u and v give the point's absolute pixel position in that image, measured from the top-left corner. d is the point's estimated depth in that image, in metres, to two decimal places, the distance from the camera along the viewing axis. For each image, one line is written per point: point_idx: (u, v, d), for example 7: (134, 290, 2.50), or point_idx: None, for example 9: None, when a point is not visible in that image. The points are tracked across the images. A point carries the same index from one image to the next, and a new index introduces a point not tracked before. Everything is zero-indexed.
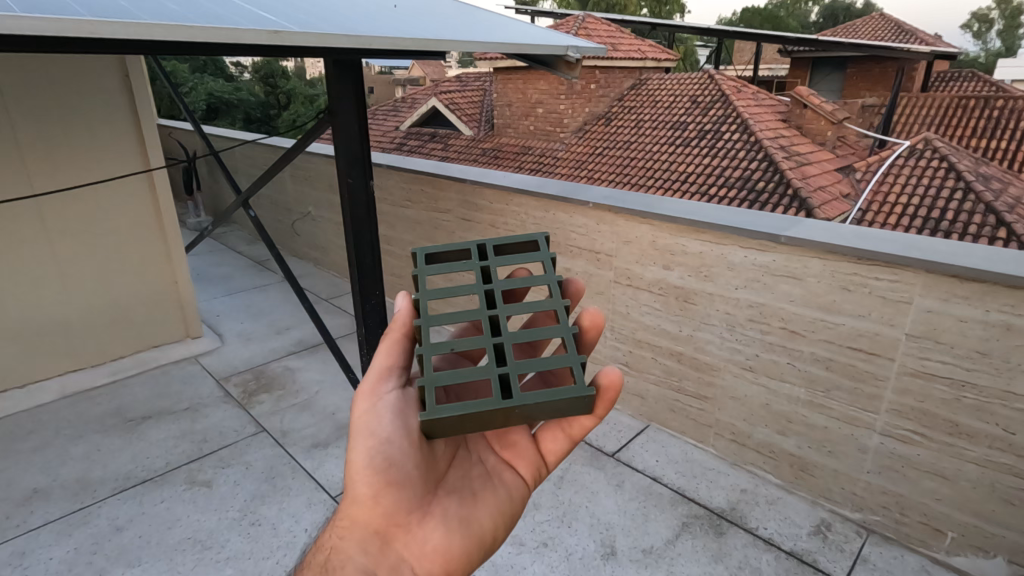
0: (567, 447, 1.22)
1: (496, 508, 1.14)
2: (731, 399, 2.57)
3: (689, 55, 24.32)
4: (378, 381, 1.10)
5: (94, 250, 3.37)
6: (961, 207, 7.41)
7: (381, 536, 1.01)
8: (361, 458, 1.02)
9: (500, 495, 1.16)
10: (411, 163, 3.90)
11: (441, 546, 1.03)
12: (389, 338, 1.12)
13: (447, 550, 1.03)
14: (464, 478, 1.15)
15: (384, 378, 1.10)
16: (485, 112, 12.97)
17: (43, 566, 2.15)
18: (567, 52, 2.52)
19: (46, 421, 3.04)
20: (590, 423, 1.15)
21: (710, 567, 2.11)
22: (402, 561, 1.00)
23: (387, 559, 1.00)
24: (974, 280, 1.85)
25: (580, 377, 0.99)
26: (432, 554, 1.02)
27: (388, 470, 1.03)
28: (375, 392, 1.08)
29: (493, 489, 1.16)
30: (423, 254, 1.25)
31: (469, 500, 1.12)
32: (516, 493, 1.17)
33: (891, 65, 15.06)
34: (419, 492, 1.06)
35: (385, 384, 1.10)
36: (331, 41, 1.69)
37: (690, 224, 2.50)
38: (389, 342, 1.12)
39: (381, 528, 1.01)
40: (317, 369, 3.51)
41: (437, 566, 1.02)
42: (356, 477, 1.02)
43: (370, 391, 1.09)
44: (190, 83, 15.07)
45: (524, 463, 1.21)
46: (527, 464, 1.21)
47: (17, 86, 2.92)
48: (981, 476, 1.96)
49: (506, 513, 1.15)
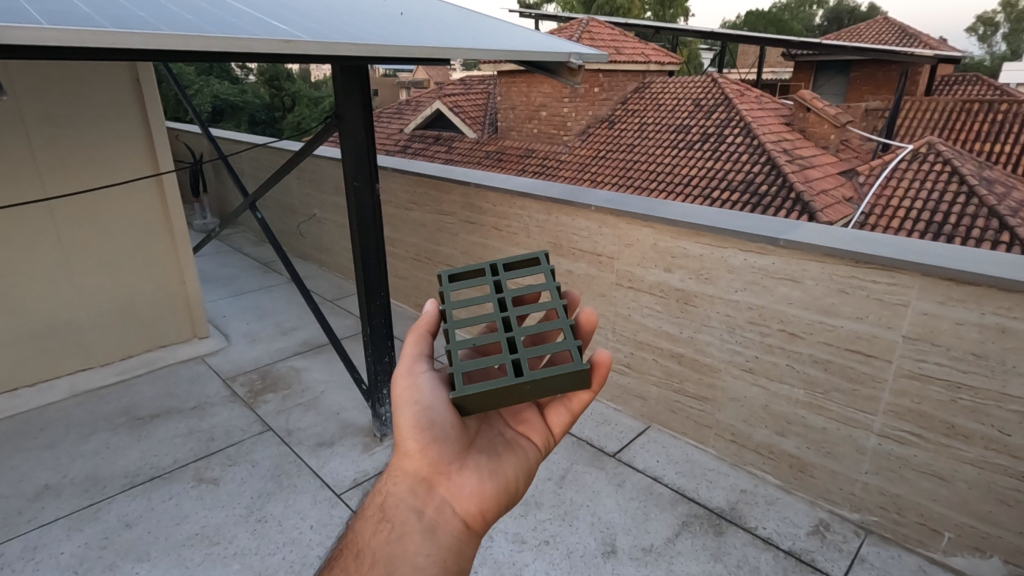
0: (571, 420, 1.24)
1: (522, 464, 1.15)
2: (731, 400, 2.60)
3: (693, 58, 24.37)
4: (414, 363, 1.15)
5: (103, 252, 3.42)
6: (964, 210, 7.42)
7: (426, 483, 1.04)
8: (406, 419, 1.08)
9: (526, 453, 1.18)
10: (416, 166, 3.95)
11: (477, 490, 1.05)
12: (412, 335, 1.18)
13: (482, 493, 1.05)
14: (491, 440, 1.18)
15: (418, 359, 1.16)
16: (489, 116, 13.10)
17: (54, 560, 2.19)
18: (569, 58, 2.57)
19: (56, 419, 3.09)
20: (587, 396, 1.19)
21: (709, 566, 2.14)
22: (445, 503, 1.02)
23: (433, 500, 1.02)
24: (969, 283, 1.88)
25: (579, 359, 1.10)
26: (471, 496, 1.04)
27: (432, 427, 1.07)
28: (412, 370, 1.14)
29: (521, 448, 1.18)
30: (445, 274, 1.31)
31: (497, 456, 1.14)
32: (537, 455, 1.19)
33: (895, 69, 15.07)
34: (457, 445, 1.09)
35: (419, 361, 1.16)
36: (340, 49, 1.74)
37: (691, 228, 2.54)
38: (413, 336, 1.17)
39: (427, 476, 1.04)
40: (322, 369, 3.56)
41: (474, 507, 1.04)
42: (402, 433, 1.07)
43: (405, 368, 1.14)
44: (196, 87, 15.20)
45: (537, 434, 1.22)
46: (539, 435, 1.22)
47: (30, 90, 2.98)
48: (977, 476, 1.99)
49: (532, 470, 1.16)
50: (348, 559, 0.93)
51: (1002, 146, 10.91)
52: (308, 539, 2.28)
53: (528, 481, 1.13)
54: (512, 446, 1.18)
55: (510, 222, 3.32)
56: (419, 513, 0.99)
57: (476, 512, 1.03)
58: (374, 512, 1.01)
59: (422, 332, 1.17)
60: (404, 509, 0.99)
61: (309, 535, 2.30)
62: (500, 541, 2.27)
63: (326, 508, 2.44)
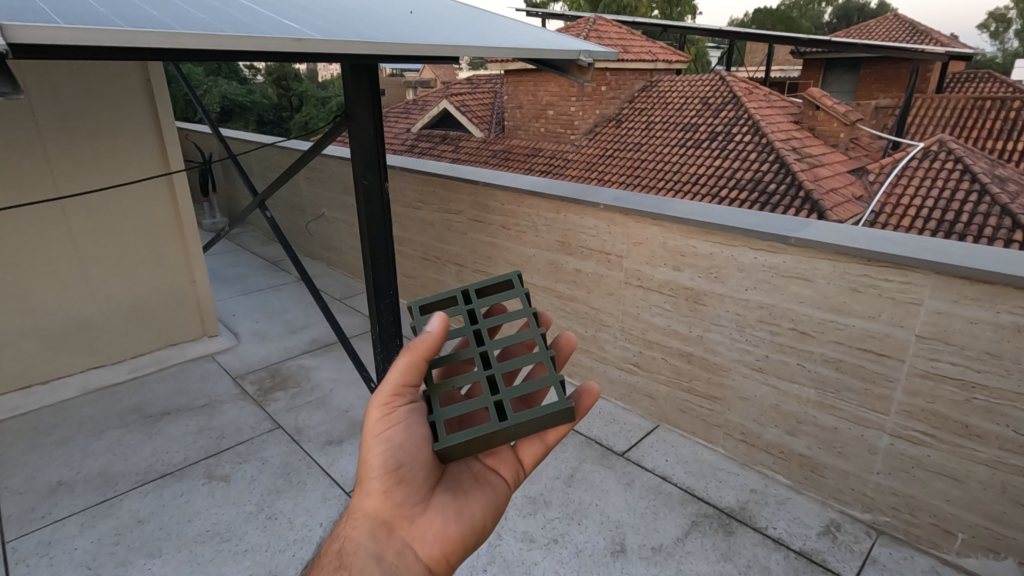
0: (543, 452, 1.24)
1: (487, 501, 1.16)
2: (741, 399, 2.59)
3: (701, 56, 24.28)
4: (392, 395, 1.07)
5: (115, 251, 3.45)
6: (977, 209, 7.34)
7: (387, 526, 1.04)
8: (374, 459, 1.03)
9: (492, 491, 1.18)
10: (424, 165, 3.96)
11: (440, 533, 1.07)
12: (407, 356, 1.03)
13: (444, 537, 1.07)
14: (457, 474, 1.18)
15: (397, 393, 1.07)
16: (496, 115, 13.13)
17: (68, 556, 2.21)
18: (579, 56, 2.55)
19: (69, 416, 3.12)
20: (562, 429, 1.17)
21: (719, 566, 2.13)
22: (406, 546, 1.04)
23: (394, 544, 1.03)
24: (984, 281, 1.85)
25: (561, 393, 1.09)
26: (433, 540, 1.06)
27: (399, 469, 1.05)
28: (388, 404, 1.06)
29: (489, 485, 1.19)
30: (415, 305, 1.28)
31: (461, 494, 1.14)
32: (502, 492, 1.19)
33: (907, 65, 14.94)
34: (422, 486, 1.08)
35: (399, 395, 1.07)
36: (350, 48, 1.75)
37: (701, 226, 2.52)
38: (406, 360, 1.03)
39: (388, 518, 1.04)
40: (329, 368, 3.57)
41: (438, 550, 1.05)
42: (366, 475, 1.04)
43: (383, 402, 1.06)
44: (205, 87, 15.29)
45: (506, 466, 1.23)
46: (507, 466, 1.23)
47: (44, 89, 3.01)
48: (991, 476, 1.97)
49: (497, 507, 1.17)
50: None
51: (1014, 143, 10.78)
52: (317, 537, 2.29)
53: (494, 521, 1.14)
54: (479, 483, 1.18)
55: (519, 221, 3.32)
56: (380, 560, 1.00)
57: (437, 555, 1.05)
58: (331, 560, 1.01)
59: (419, 356, 1.03)
60: (362, 557, 1.00)
61: (317, 532, 2.31)
62: (509, 539, 2.27)
63: (334, 506, 2.45)
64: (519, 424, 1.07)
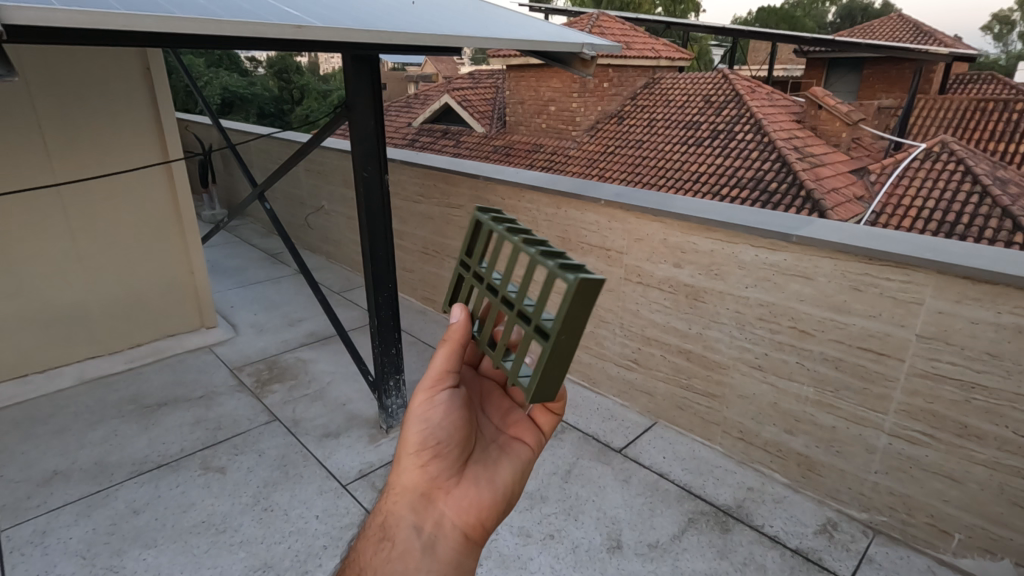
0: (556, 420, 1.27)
1: (515, 469, 1.16)
2: (739, 397, 2.58)
3: (702, 54, 24.21)
4: (434, 384, 1.09)
5: (113, 241, 3.44)
6: (978, 210, 7.32)
7: (425, 498, 1.04)
8: (413, 437, 1.06)
9: (517, 458, 1.18)
10: (425, 159, 3.94)
11: (476, 500, 1.07)
12: (446, 346, 1.07)
13: (479, 504, 1.06)
14: (486, 447, 1.17)
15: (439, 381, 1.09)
16: (497, 109, 13.08)
17: (62, 545, 2.20)
18: (582, 49, 2.53)
19: (65, 405, 3.11)
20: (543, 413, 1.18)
21: (715, 563, 2.13)
22: (445, 516, 1.04)
23: (432, 516, 1.03)
24: (986, 281, 1.85)
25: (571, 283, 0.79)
26: (468, 506, 1.06)
27: (437, 445, 1.07)
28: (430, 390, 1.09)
29: (514, 453, 1.18)
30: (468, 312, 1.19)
31: (491, 463, 1.14)
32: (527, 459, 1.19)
33: (910, 66, 14.86)
34: (454, 460, 1.09)
35: (445, 380, 1.10)
36: (351, 36, 1.73)
37: (702, 223, 2.51)
38: (447, 350, 1.07)
39: (427, 490, 1.05)
40: (327, 361, 3.56)
41: (472, 517, 1.05)
42: (409, 451, 1.07)
43: (426, 382, 1.08)
44: (206, 77, 15.27)
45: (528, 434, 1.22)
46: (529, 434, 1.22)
47: (42, 76, 2.98)
48: (990, 477, 1.96)
49: (524, 475, 1.18)
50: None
51: (1014, 145, 10.74)
52: (313, 529, 2.28)
53: (521, 486, 1.15)
54: (504, 451, 1.18)
55: (519, 216, 3.31)
56: (419, 530, 1.01)
57: (474, 521, 1.04)
58: (376, 531, 1.03)
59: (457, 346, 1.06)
60: (405, 528, 1.01)
61: (313, 525, 2.30)
62: (505, 534, 2.27)
63: (331, 499, 2.44)
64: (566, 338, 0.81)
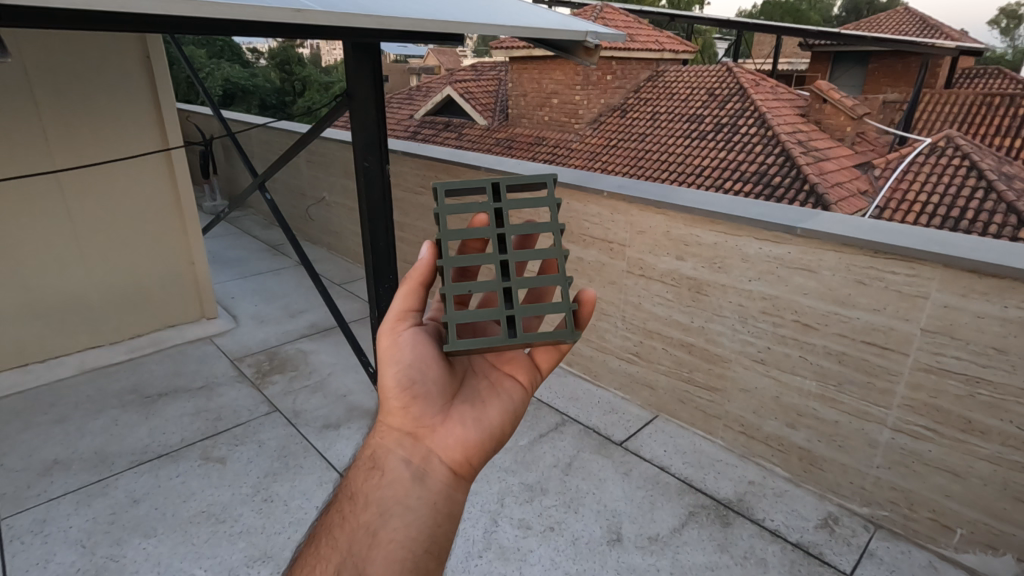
0: (556, 358, 1.35)
1: (506, 409, 1.23)
2: (741, 391, 2.57)
3: (707, 48, 23.99)
4: (396, 321, 1.21)
5: (113, 229, 3.42)
6: (982, 206, 7.27)
7: (411, 435, 1.12)
8: (390, 380, 1.14)
9: (509, 400, 1.25)
10: (426, 150, 3.92)
11: (462, 439, 1.14)
12: (405, 285, 1.21)
13: (465, 442, 1.14)
14: (476, 389, 1.25)
15: (401, 318, 1.21)
16: (500, 101, 13.01)
17: (62, 534, 2.20)
18: (586, 39, 2.49)
19: (65, 395, 3.10)
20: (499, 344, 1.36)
21: (715, 557, 2.12)
22: (431, 452, 1.11)
23: (419, 451, 1.10)
24: (992, 275, 1.83)
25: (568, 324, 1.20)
26: (456, 445, 1.13)
27: (415, 386, 1.14)
28: (393, 331, 1.20)
29: (503, 393, 1.26)
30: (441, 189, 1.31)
31: (480, 403, 1.22)
32: (519, 397, 1.27)
33: (916, 60, 14.73)
34: (439, 399, 1.16)
35: (403, 320, 1.21)
36: (352, 21, 1.71)
37: (705, 215, 2.49)
38: (406, 289, 1.21)
39: (413, 428, 1.12)
40: (328, 352, 3.55)
41: (459, 454, 1.12)
42: (390, 393, 1.14)
43: (389, 326, 1.20)
44: (207, 69, 15.33)
45: (522, 374, 1.31)
46: (523, 374, 1.31)
47: (41, 62, 2.97)
48: (993, 473, 1.95)
49: (517, 414, 1.25)
50: (343, 503, 1.05)
51: (1020, 140, 10.65)
52: (313, 520, 2.28)
53: (511, 423, 1.22)
54: (495, 392, 1.25)
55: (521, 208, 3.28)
56: (407, 463, 1.08)
57: (461, 459, 1.12)
58: (365, 462, 1.11)
59: (416, 283, 1.20)
60: (393, 459, 1.09)
61: (313, 514, 2.30)
62: (505, 526, 2.27)
63: (331, 489, 2.44)
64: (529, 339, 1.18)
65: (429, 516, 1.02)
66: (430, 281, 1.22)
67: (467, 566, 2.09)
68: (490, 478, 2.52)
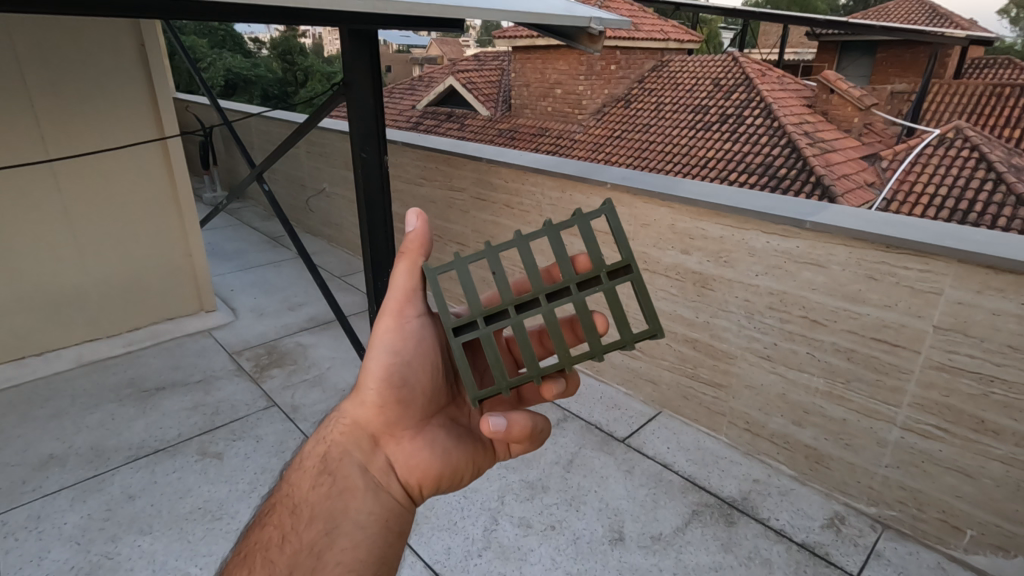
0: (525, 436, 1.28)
1: (477, 449, 1.18)
2: (746, 387, 2.52)
3: (713, 38, 23.70)
4: (406, 304, 1.14)
5: (108, 221, 3.37)
6: (991, 198, 7.14)
7: (375, 441, 1.10)
8: (378, 372, 1.10)
9: (484, 444, 1.20)
10: (427, 141, 3.86)
11: (424, 463, 1.10)
12: (406, 260, 1.10)
13: (426, 468, 1.09)
14: (455, 417, 1.20)
15: (410, 303, 1.14)
16: (503, 91, 12.91)
17: (57, 530, 2.18)
18: (590, 24, 2.41)
19: (62, 389, 3.07)
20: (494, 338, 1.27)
21: (719, 557, 2.09)
22: (389, 467, 1.08)
23: (376, 460, 1.08)
24: (1009, 272, 1.77)
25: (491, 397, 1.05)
26: (415, 467, 1.09)
27: (400, 389, 1.11)
28: (401, 313, 1.14)
29: (480, 434, 1.21)
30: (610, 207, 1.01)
31: (456, 435, 1.17)
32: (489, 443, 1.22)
33: (925, 50, 14.50)
34: (416, 414, 1.13)
35: (412, 307, 1.15)
36: (348, 5, 1.64)
37: (712, 208, 2.43)
38: (407, 265, 1.10)
39: (378, 435, 1.10)
40: (327, 346, 3.52)
41: (416, 479, 1.08)
42: (372, 386, 1.11)
43: (397, 310, 1.14)
44: (209, 59, 15.30)
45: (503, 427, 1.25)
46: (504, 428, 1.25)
47: (32, 49, 2.91)
48: (1006, 474, 1.90)
49: (484, 462, 1.20)
50: (285, 514, 1.01)
51: None
52: None
53: (477, 465, 1.17)
54: (474, 430, 1.21)
55: (523, 200, 3.21)
56: (363, 471, 1.06)
57: (416, 484, 1.08)
58: (316, 461, 1.07)
59: (416, 256, 1.09)
60: (349, 463, 1.06)
61: None
62: (505, 525, 2.23)
63: None
64: (457, 354, 1.03)
65: (378, 535, 0.99)
66: (427, 253, 1.11)
67: (465, 565, 2.06)
68: (490, 476, 2.48)
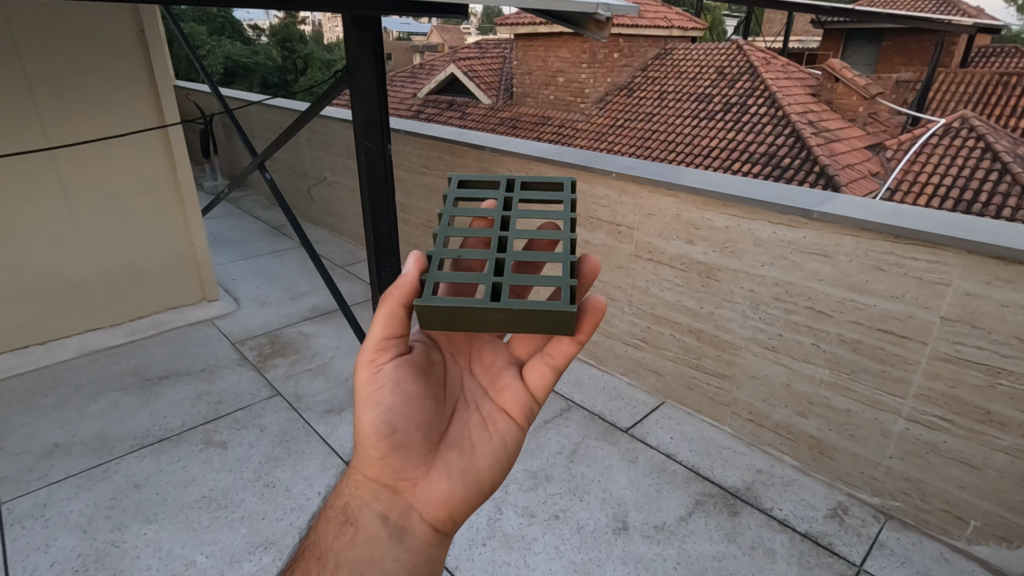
0: (554, 376, 1.18)
1: (497, 452, 1.13)
2: (751, 377, 2.52)
3: (717, 25, 23.49)
4: (377, 350, 1.11)
5: (110, 210, 3.35)
6: (997, 188, 7.11)
7: (391, 489, 1.07)
8: (368, 426, 1.06)
9: (500, 439, 1.15)
10: (429, 129, 3.82)
11: (446, 496, 1.07)
12: (387, 305, 1.09)
13: (448, 500, 1.07)
14: (465, 426, 1.15)
15: (379, 344, 1.11)
16: (505, 80, 12.82)
17: (63, 518, 2.19)
18: (597, 10, 2.36)
19: (66, 378, 3.08)
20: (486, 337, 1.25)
21: (722, 546, 2.09)
22: (411, 509, 1.07)
23: (397, 506, 1.06)
24: (1020, 263, 1.75)
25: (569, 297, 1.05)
26: (438, 503, 1.07)
27: (394, 435, 1.06)
28: (373, 361, 1.10)
29: (496, 432, 1.15)
30: (456, 178, 1.32)
31: (469, 448, 1.12)
32: (512, 435, 1.15)
33: (931, 38, 14.34)
34: (422, 451, 1.09)
35: (383, 351, 1.11)
36: None
37: (718, 197, 2.41)
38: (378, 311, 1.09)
39: (392, 482, 1.07)
40: (330, 336, 3.51)
41: (442, 512, 1.07)
42: (365, 443, 1.07)
43: (369, 358, 1.10)
44: (208, 46, 15.13)
45: (515, 406, 1.17)
46: (517, 406, 1.17)
47: (31, 35, 2.87)
48: (1011, 465, 1.90)
49: (509, 455, 1.15)
50: (311, 562, 1.02)
51: None
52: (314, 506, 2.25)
53: (501, 470, 1.12)
54: (487, 430, 1.15)
55: None
56: (384, 518, 1.05)
57: (443, 517, 1.07)
58: (338, 514, 1.08)
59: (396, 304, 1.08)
60: (369, 514, 1.05)
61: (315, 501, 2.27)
62: (509, 514, 2.24)
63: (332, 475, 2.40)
64: (512, 306, 1.02)
65: None
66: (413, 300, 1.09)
67: (470, 554, 2.07)
68: None
